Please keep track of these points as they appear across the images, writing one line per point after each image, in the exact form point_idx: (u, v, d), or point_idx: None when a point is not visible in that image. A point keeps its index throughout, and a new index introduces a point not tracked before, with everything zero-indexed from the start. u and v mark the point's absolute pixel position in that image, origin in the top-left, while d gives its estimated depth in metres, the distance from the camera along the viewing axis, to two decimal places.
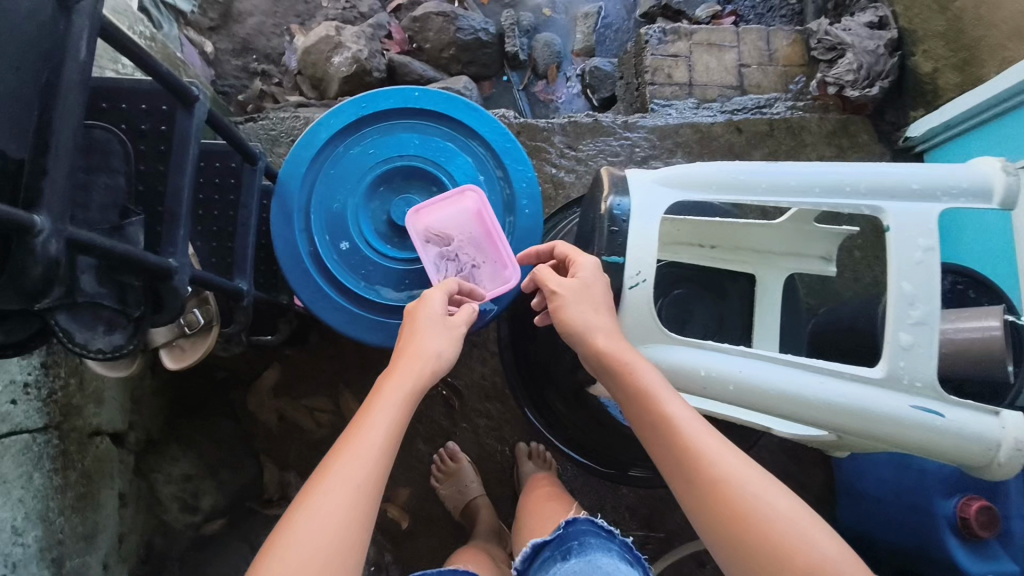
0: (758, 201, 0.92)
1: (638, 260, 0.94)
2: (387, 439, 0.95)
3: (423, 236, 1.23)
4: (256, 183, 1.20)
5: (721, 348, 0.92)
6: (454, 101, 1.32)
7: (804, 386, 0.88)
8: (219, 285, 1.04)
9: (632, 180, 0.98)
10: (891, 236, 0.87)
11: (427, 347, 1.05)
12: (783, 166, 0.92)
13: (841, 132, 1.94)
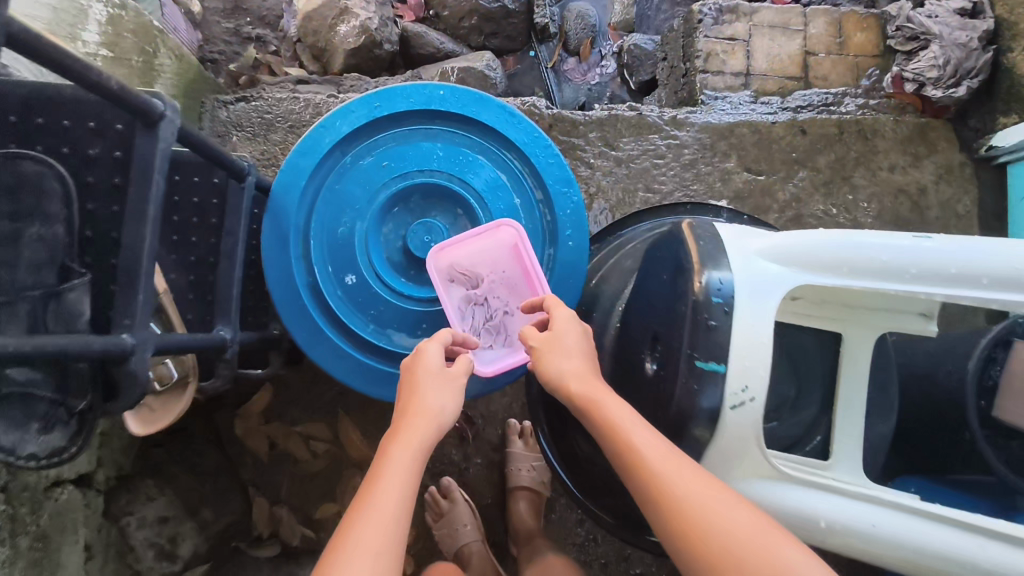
0: (902, 290, 0.68)
1: (745, 369, 0.64)
2: (393, 521, 0.75)
3: (447, 276, 1.01)
4: (244, 205, 0.97)
5: (846, 494, 0.73)
6: (488, 103, 1.08)
7: (958, 549, 0.68)
8: (195, 346, 0.85)
9: (729, 243, 0.73)
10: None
11: (431, 406, 0.88)
12: (938, 242, 0.68)
13: (917, 138, 1.70)
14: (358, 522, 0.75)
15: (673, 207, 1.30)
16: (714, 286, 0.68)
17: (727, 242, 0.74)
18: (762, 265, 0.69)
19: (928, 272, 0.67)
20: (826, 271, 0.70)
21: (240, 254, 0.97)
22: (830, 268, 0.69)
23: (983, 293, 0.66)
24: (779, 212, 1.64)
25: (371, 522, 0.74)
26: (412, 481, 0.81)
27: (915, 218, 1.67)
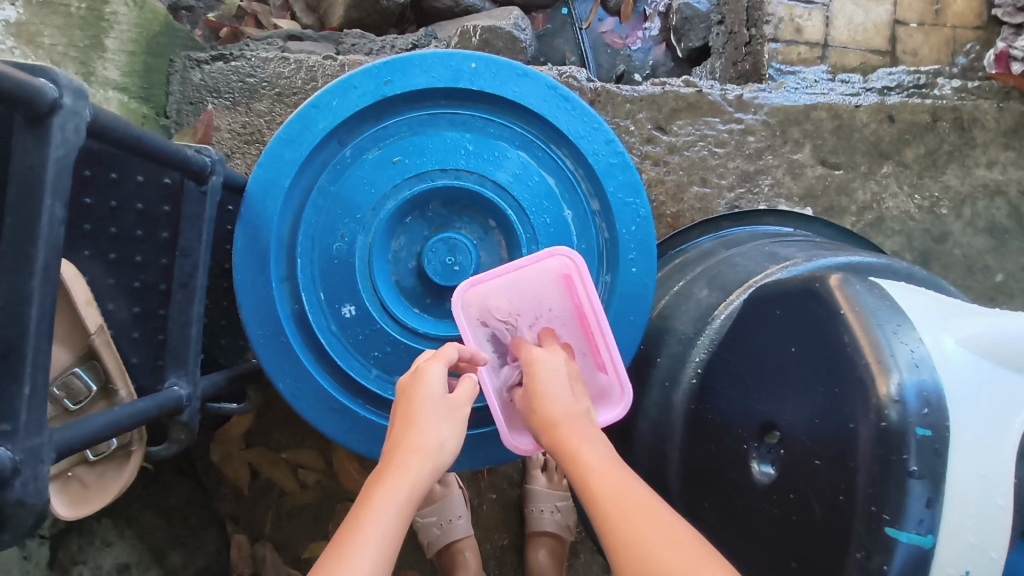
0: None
1: (964, 547, 0.43)
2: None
3: (476, 314, 0.77)
4: (207, 214, 0.74)
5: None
6: (534, 81, 0.83)
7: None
8: (121, 423, 0.61)
9: (918, 325, 0.50)
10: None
11: (432, 440, 0.65)
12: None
13: (1022, 129, 1.43)
14: None
15: (738, 216, 1.12)
16: (910, 404, 0.46)
17: (913, 322, 0.50)
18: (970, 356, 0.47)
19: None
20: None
21: (201, 281, 0.74)
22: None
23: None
24: (856, 215, 1.38)
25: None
26: (396, 543, 0.58)
27: (1013, 225, 1.42)
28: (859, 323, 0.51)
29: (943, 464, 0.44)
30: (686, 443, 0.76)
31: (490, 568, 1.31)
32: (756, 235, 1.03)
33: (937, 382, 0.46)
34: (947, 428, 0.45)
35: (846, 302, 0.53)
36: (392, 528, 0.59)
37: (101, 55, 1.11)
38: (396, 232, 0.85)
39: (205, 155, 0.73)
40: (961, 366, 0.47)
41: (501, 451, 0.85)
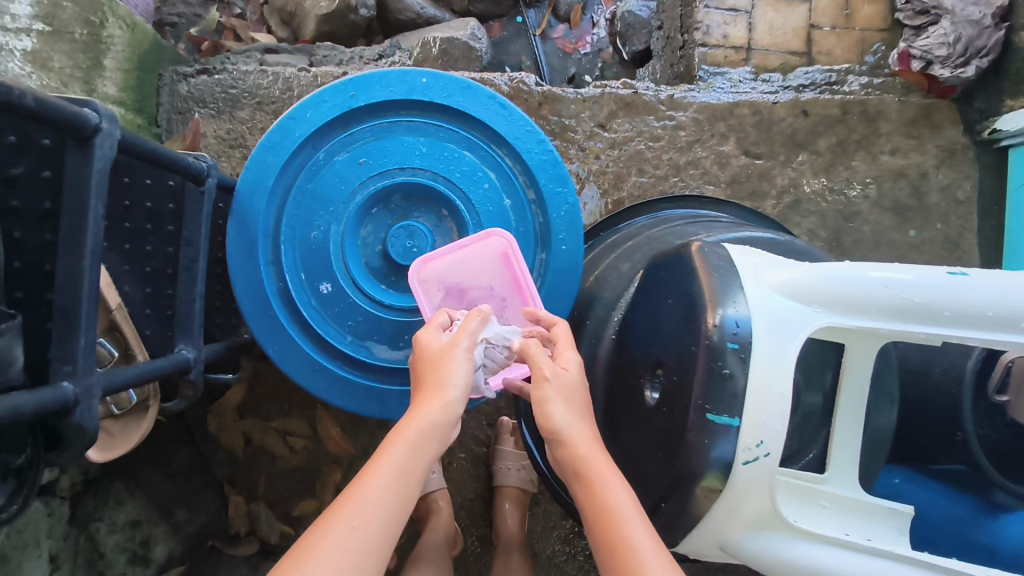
0: (928, 333, 0.62)
1: (761, 424, 0.62)
2: (389, 512, 0.68)
3: (431, 291, 0.93)
4: (205, 211, 0.90)
5: (863, 549, 0.64)
6: (475, 92, 0.99)
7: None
8: (145, 373, 0.78)
9: (744, 276, 0.69)
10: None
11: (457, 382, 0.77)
12: (975, 281, 0.61)
13: (921, 120, 1.62)
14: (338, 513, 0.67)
15: (672, 200, 1.29)
16: (729, 327, 0.65)
17: (742, 273, 0.69)
18: (781, 300, 0.66)
19: (965, 316, 0.60)
20: (849, 312, 0.64)
21: (202, 265, 0.90)
22: (856, 306, 0.63)
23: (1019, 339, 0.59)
24: (776, 198, 1.57)
25: (362, 515, 0.67)
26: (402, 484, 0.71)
27: (914, 204, 1.61)
28: (708, 276, 0.70)
29: (748, 368, 0.63)
30: (607, 388, 0.93)
31: (461, 517, 1.49)
32: (678, 217, 1.21)
33: (750, 313, 0.66)
34: (753, 344, 0.64)
35: (701, 262, 0.72)
36: (417, 461, 0.73)
37: (100, 74, 1.27)
38: (365, 222, 1.01)
39: (201, 162, 0.89)
40: (766, 301, 0.66)
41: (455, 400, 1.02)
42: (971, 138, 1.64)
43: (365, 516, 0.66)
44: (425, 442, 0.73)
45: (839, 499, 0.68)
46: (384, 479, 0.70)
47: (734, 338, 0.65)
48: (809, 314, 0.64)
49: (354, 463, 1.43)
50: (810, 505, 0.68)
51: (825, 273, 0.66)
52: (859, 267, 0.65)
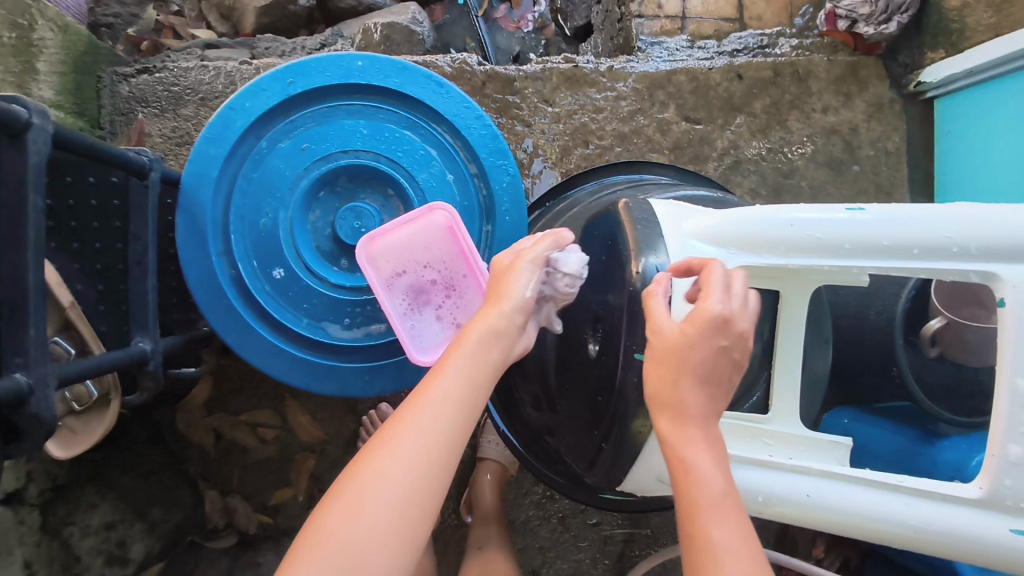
0: (831, 264, 0.71)
1: None
2: (454, 413, 0.72)
3: (383, 267, 0.96)
4: (150, 203, 0.91)
5: (783, 467, 0.79)
6: (412, 72, 1.02)
7: (880, 505, 0.72)
8: (98, 365, 0.80)
9: (663, 226, 0.82)
10: (1007, 315, 0.64)
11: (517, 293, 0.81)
12: (871, 213, 0.69)
13: (850, 77, 1.69)
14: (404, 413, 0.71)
15: (619, 165, 1.34)
16: (651, 272, 0.78)
17: (663, 225, 0.82)
18: (696, 247, 0.78)
19: (861, 248, 0.69)
20: (759, 252, 0.74)
21: (151, 258, 0.91)
22: (766, 247, 0.73)
23: (908, 264, 0.67)
24: (718, 160, 1.64)
25: (427, 416, 0.71)
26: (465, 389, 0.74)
27: (848, 158, 1.69)
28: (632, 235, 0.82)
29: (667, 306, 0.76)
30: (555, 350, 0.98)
31: None
32: (621, 183, 1.25)
33: (668, 259, 0.79)
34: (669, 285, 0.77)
35: (630, 216, 0.85)
36: (478, 371, 0.76)
37: (34, 78, 1.26)
38: (312, 207, 1.03)
39: (143, 156, 0.91)
40: (684, 248, 0.79)
41: (413, 372, 1.05)
42: (897, 92, 1.72)
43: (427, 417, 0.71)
44: (488, 345, 0.77)
45: (780, 436, 0.81)
46: (450, 383, 0.74)
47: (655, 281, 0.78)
48: (723, 256, 0.76)
49: (327, 449, 1.47)
50: (756, 444, 0.82)
51: (735, 219, 0.76)
52: (769, 209, 0.74)
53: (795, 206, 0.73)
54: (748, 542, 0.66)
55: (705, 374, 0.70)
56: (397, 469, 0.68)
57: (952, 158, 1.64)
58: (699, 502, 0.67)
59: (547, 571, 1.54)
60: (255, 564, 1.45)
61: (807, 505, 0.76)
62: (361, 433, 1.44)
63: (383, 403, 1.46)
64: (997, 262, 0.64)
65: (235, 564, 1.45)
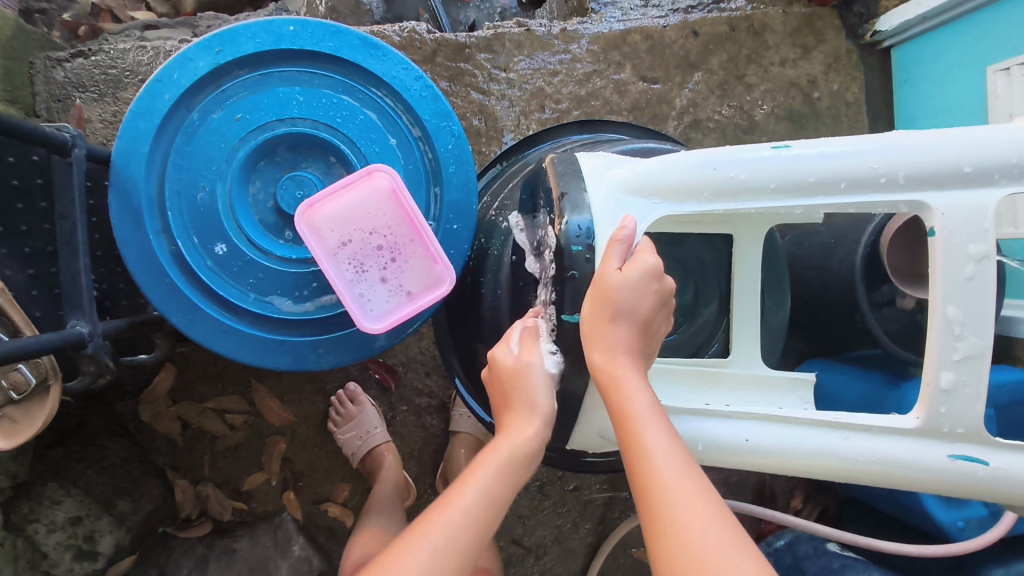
0: (760, 205, 0.76)
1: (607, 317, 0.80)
2: (472, 528, 0.77)
3: (317, 239, 0.93)
4: (77, 181, 0.88)
5: (724, 414, 0.79)
6: (346, 36, 0.98)
7: (824, 442, 0.76)
8: (29, 349, 0.77)
9: (588, 180, 0.82)
10: (936, 241, 0.72)
11: (540, 404, 0.83)
12: (795, 151, 0.75)
13: (805, 28, 1.67)
14: (429, 521, 0.77)
15: (578, 125, 1.31)
16: (574, 231, 0.79)
17: (587, 180, 0.83)
18: (629, 201, 0.79)
19: (789, 186, 0.75)
20: (687, 200, 0.77)
21: (82, 238, 0.89)
22: (692, 195, 0.77)
23: (837, 197, 0.74)
24: (677, 119, 1.62)
25: (448, 520, 0.77)
26: (485, 502, 0.79)
27: (808, 111, 1.68)
28: (558, 197, 0.83)
29: (592, 265, 0.79)
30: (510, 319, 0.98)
31: (413, 468, 1.49)
32: (579, 142, 1.23)
33: (591, 217, 0.80)
34: (592, 243, 0.79)
35: (555, 185, 0.84)
36: (498, 488, 0.81)
37: None
38: (252, 178, 1.00)
39: (64, 132, 0.86)
40: (613, 198, 0.80)
41: (369, 343, 1.03)
42: (854, 42, 1.70)
43: (447, 528, 0.76)
44: (514, 468, 0.82)
45: (741, 377, 0.85)
46: (471, 496, 0.79)
47: (576, 241, 0.79)
48: (652, 208, 0.78)
49: (297, 431, 1.46)
50: (717, 387, 0.85)
51: (665, 167, 0.78)
52: (695, 156, 0.78)
53: (716, 151, 0.78)
54: (678, 453, 0.71)
55: (633, 315, 0.77)
56: (415, 568, 0.72)
57: (910, 106, 1.64)
58: (636, 417, 0.72)
59: (529, 540, 1.54)
60: (231, 550, 1.39)
61: (745, 449, 0.78)
62: (330, 414, 1.44)
63: (351, 382, 1.46)
64: (921, 191, 0.73)
65: (211, 551, 1.38)
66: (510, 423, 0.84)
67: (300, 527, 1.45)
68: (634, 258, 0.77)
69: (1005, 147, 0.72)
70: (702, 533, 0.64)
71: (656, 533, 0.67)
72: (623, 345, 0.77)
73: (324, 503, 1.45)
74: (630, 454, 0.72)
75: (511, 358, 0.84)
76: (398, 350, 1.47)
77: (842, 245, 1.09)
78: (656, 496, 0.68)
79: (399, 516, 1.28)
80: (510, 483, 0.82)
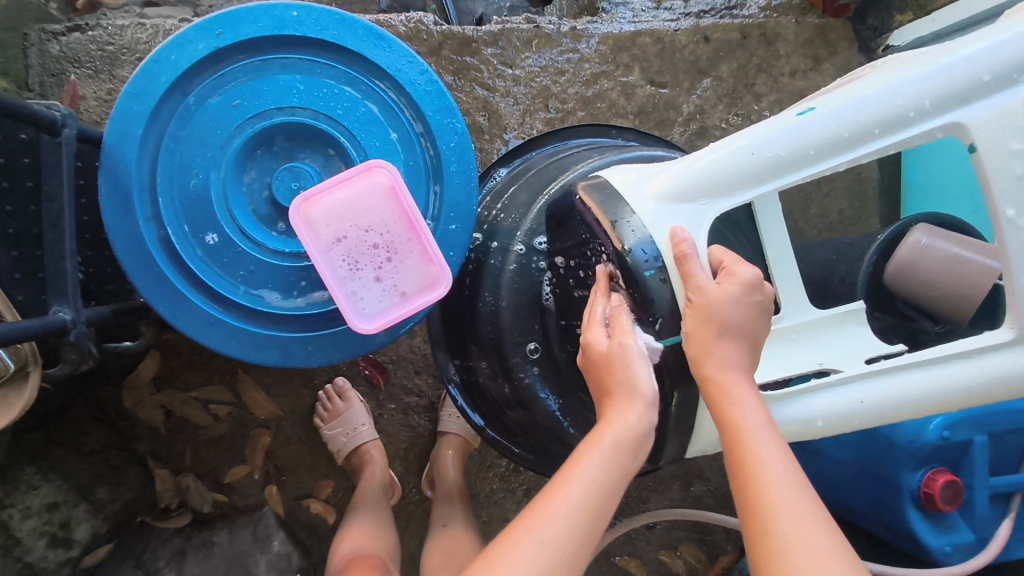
0: (808, 173, 0.74)
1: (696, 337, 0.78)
2: (585, 517, 0.69)
3: (335, 232, 0.91)
4: (67, 162, 0.86)
5: (826, 385, 0.77)
6: (351, 25, 0.96)
7: (931, 380, 0.74)
8: (14, 337, 0.75)
9: (626, 197, 0.81)
10: (982, 154, 0.68)
11: (642, 386, 0.75)
12: (820, 112, 0.72)
13: (818, 39, 1.65)
14: (536, 509, 0.70)
15: (582, 128, 1.29)
16: (642, 258, 0.77)
17: (626, 198, 0.81)
18: (671, 207, 0.78)
19: (829, 145, 0.72)
20: (732, 192, 0.76)
21: (69, 222, 0.86)
22: (737, 185, 0.75)
23: (880, 142, 0.71)
24: (683, 126, 1.59)
25: (560, 512, 0.69)
26: (600, 490, 0.71)
27: None
28: (611, 226, 0.80)
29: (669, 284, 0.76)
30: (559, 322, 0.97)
31: (399, 467, 1.47)
32: (585, 146, 1.20)
33: (653, 240, 0.77)
34: (663, 263, 0.77)
35: (603, 215, 0.81)
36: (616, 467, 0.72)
37: None
38: (248, 167, 0.98)
39: (54, 111, 0.83)
40: (657, 211, 0.78)
41: (357, 344, 1.00)
42: (866, 56, 1.69)
43: (556, 521, 0.68)
44: (625, 452, 0.73)
45: (800, 326, 0.87)
46: (583, 481, 0.71)
47: (647, 266, 0.77)
48: (701, 210, 0.77)
49: (283, 425, 1.44)
50: (780, 344, 0.87)
51: (696, 169, 0.77)
52: (721, 150, 0.77)
53: (739, 139, 0.77)
54: (794, 473, 0.69)
55: (739, 331, 0.74)
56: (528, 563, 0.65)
57: None
58: (748, 433, 0.70)
59: None
60: (209, 542, 1.36)
61: (862, 411, 0.76)
62: (318, 409, 1.42)
63: (339, 377, 1.44)
64: (953, 110, 0.68)
65: (188, 544, 1.36)
66: (610, 410, 0.76)
67: (281, 522, 1.43)
68: (729, 275, 0.74)
69: (1015, 43, 0.67)
70: (818, 559, 0.63)
71: (770, 556, 0.65)
72: (733, 361, 0.74)
73: (307, 498, 1.43)
74: (745, 473, 0.70)
75: (604, 340, 0.77)
76: (390, 346, 1.45)
77: (844, 261, 1.06)
78: (772, 521, 0.67)
79: (383, 513, 1.26)
80: (620, 473, 0.72)
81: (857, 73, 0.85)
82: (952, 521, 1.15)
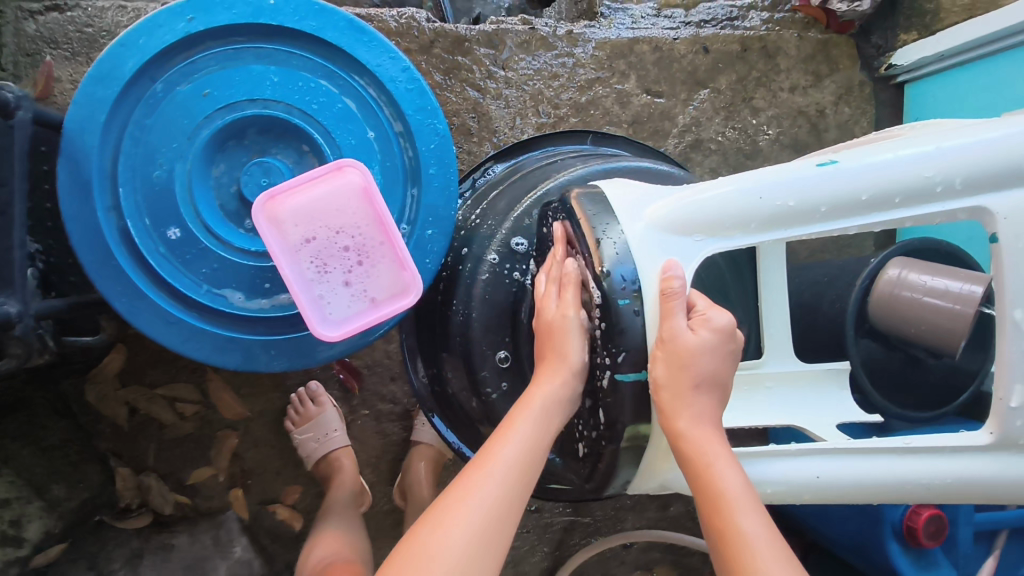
0: (815, 230, 0.71)
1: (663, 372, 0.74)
2: (515, 476, 0.74)
3: (299, 238, 0.87)
4: (21, 146, 0.81)
5: (790, 451, 0.72)
6: (332, 16, 0.91)
7: (891, 470, 0.71)
8: None
9: (620, 214, 0.76)
10: (1001, 248, 0.66)
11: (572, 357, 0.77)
12: (845, 166, 0.70)
13: (820, 55, 1.62)
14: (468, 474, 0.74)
15: (571, 134, 1.24)
16: (618, 280, 0.72)
17: (617, 214, 0.77)
18: (670, 237, 0.74)
19: (842, 206, 0.69)
20: (734, 231, 0.72)
21: (19, 210, 0.82)
22: (738, 225, 0.72)
23: (894, 213, 0.69)
24: (678, 137, 1.56)
25: (488, 477, 0.73)
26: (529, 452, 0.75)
27: (813, 141, 1.63)
28: (594, 244, 0.75)
29: (644, 318, 0.71)
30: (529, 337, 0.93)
31: (369, 475, 1.43)
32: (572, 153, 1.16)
33: (634, 265, 0.72)
34: (641, 292, 0.72)
35: (589, 228, 0.76)
36: (540, 434, 0.76)
37: None
38: (216, 160, 0.93)
39: (6, 91, 0.79)
40: (649, 239, 0.74)
41: (323, 351, 0.96)
42: (868, 75, 1.66)
43: (488, 485, 0.72)
44: (551, 413, 0.76)
45: (778, 376, 0.87)
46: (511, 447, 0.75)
47: (622, 293, 0.72)
48: (696, 245, 0.73)
49: (251, 427, 1.40)
50: (756, 388, 0.86)
51: (702, 198, 0.73)
52: (731, 184, 0.73)
53: (754, 178, 0.73)
54: (774, 537, 0.68)
55: (713, 381, 0.72)
56: (462, 525, 0.70)
57: None
58: (729, 498, 0.68)
59: None
60: (168, 546, 1.32)
61: (816, 485, 0.72)
62: (289, 412, 1.37)
63: (313, 381, 1.39)
64: (980, 194, 0.66)
65: (146, 546, 1.31)
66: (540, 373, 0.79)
67: (244, 527, 1.39)
68: (706, 318, 0.72)
69: None
70: None
71: None
72: (706, 414, 0.72)
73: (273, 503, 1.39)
74: (724, 538, 0.69)
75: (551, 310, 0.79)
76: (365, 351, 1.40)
77: (834, 285, 1.02)
78: None
79: (349, 522, 1.21)
80: (548, 432, 0.77)
81: (894, 129, 0.85)
82: (935, 557, 1.11)
